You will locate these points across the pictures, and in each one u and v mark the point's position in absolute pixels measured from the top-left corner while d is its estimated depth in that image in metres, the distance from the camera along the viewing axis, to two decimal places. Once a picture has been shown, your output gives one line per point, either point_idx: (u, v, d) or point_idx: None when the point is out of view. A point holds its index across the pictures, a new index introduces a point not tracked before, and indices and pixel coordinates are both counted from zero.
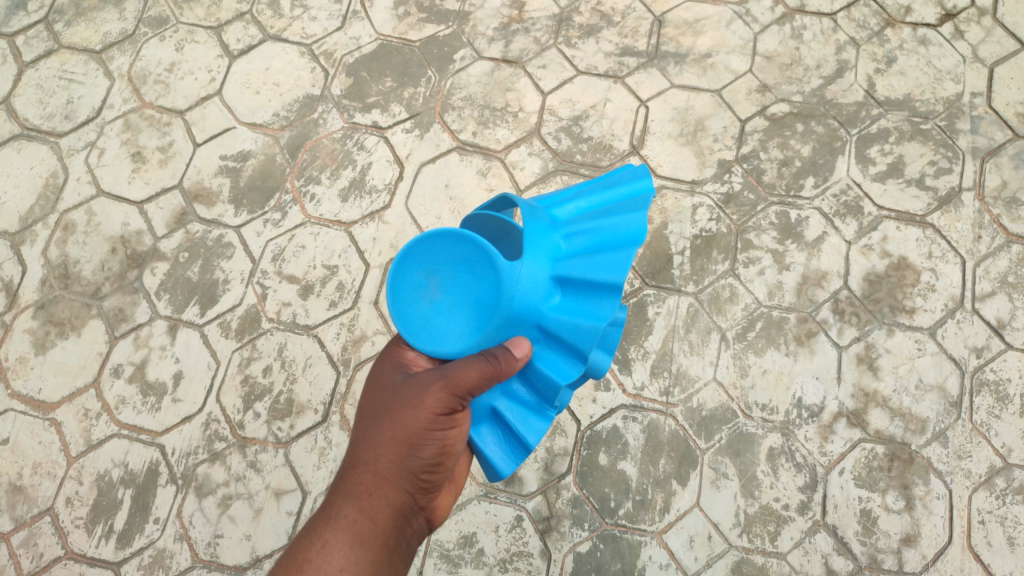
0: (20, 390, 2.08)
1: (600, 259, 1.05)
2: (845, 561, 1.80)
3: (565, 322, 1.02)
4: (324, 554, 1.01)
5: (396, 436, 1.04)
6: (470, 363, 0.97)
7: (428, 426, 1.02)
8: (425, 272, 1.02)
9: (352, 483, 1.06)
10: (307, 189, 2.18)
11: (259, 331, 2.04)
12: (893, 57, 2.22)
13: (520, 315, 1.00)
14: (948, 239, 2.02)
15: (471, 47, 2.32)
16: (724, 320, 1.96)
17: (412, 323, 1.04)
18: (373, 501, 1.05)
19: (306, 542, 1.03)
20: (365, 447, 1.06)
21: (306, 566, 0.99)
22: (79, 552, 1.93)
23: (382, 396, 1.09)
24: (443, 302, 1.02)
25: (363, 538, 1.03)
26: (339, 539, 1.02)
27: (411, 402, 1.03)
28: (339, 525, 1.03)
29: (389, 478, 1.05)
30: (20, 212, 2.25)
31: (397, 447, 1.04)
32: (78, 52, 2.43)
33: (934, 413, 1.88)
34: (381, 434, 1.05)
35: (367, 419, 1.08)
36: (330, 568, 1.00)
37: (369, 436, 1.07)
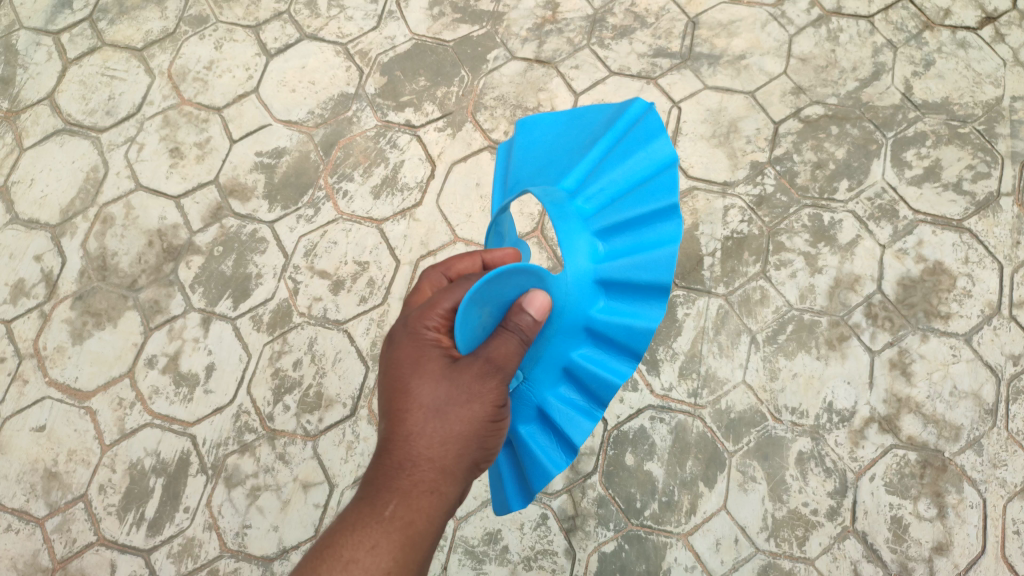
0: (58, 378, 2.12)
1: (642, 256, 0.86)
2: (875, 568, 1.77)
3: (614, 327, 0.89)
4: (374, 554, 0.91)
5: (465, 432, 0.91)
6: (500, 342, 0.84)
7: (495, 418, 0.91)
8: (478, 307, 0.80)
9: (405, 478, 0.93)
10: (340, 186, 2.21)
11: (291, 325, 2.07)
12: (931, 60, 2.19)
13: (567, 325, 0.91)
14: (986, 244, 1.98)
15: (505, 47, 2.33)
16: (754, 323, 1.95)
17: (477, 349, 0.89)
18: (430, 501, 0.93)
19: (352, 536, 0.92)
20: (420, 440, 0.92)
21: (351, 565, 0.91)
22: (110, 539, 1.96)
23: (437, 382, 0.93)
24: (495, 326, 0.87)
25: (417, 539, 0.93)
26: (390, 541, 0.92)
27: (476, 394, 0.90)
28: (390, 525, 0.92)
29: (450, 474, 0.93)
30: (61, 205, 2.30)
31: (464, 441, 0.92)
32: (120, 50, 2.49)
33: (969, 421, 1.85)
34: (442, 429, 0.92)
35: (421, 410, 0.93)
36: (378, 569, 0.91)
37: (428, 429, 0.92)
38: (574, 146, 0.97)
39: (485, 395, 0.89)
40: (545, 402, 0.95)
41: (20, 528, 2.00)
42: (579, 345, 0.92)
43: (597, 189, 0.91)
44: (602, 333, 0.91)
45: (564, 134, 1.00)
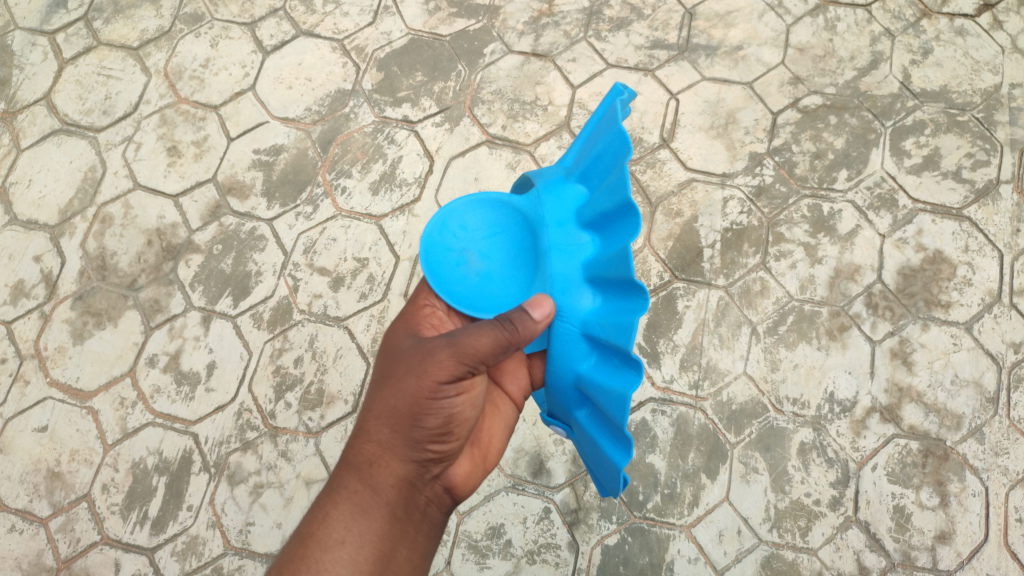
0: (59, 379, 2.12)
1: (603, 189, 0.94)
2: (878, 557, 1.77)
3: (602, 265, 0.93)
4: (328, 526, 1.05)
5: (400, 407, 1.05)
6: (486, 332, 0.97)
7: (430, 395, 1.02)
8: (459, 251, 1.15)
9: (357, 455, 1.08)
10: (339, 182, 2.21)
11: (291, 322, 2.07)
12: (929, 48, 2.18)
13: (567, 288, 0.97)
14: (985, 233, 1.98)
15: (501, 41, 2.32)
16: (754, 314, 1.95)
17: (467, 296, 1.12)
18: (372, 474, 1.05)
19: (320, 510, 1.08)
20: (371, 416, 1.08)
21: (312, 537, 1.05)
22: (114, 538, 1.97)
23: (391, 364, 1.10)
24: (487, 270, 1.13)
25: (367, 510, 1.05)
26: (341, 511, 1.06)
27: (412, 371, 1.04)
28: (342, 496, 1.07)
29: (391, 448, 1.06)
30: (59, 205, 2.30)
31: (402, 417, 1.05)
32: (116, 49, 2.48)
33: (970, 409, 1.85)
34: (382, 406, 1.06)
35: (373, 390, 1.10)
36: (331, 541, 1.04)
37: (373, 407, 1.08)
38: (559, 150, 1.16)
39: (421, 371, 1.03)
40: (580, 376, 1.00)
41: (24, 529, 2.01)
42: (592, 303, 0.97)
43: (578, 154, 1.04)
44: (601, 280, 0.94)
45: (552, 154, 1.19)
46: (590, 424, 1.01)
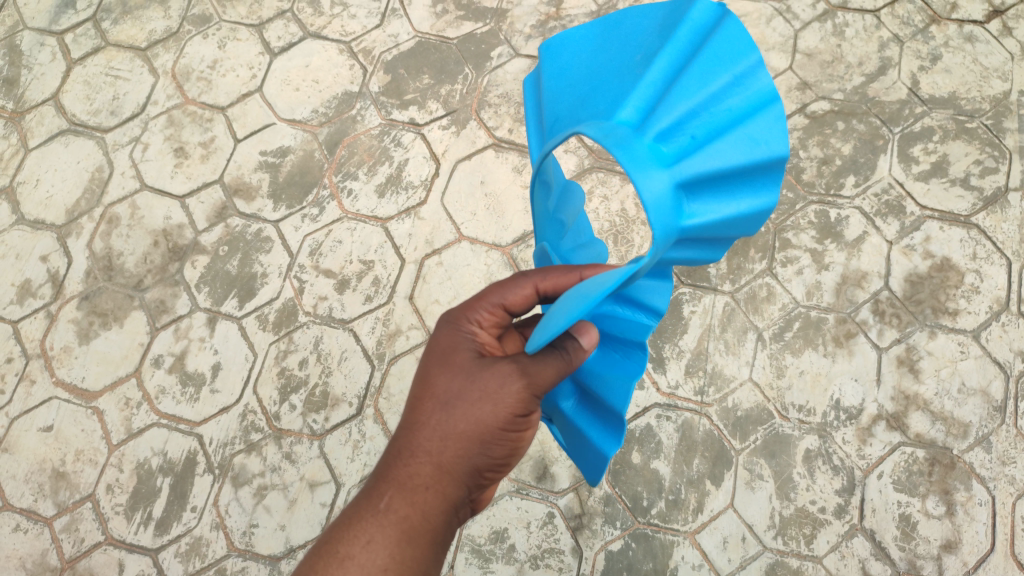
0: (65, 378, 2.13)
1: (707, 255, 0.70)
2: (883, 566, 1.77)
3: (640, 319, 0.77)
4: (369, 550, 0.89)
5: (467, 431, 0.90)
6: (547, 362, 0.83)
7: (504, 425, 0.89)
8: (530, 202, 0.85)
9: (406, 471, 0.91)
10: (345, 184, 2.21)
11: (296, 324, 2.07)
12: (938, 54, 2.18)
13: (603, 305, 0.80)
14: (993, 240, 1.97)
15: (509, 44, 2.32)
16: (760, 320, 1.94)
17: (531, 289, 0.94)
18: (427, 497, 0.90)
19: (353, 526, 0.90)
20: (425, 433, 0.91)
21: (347, 562, 0.88)
22: (118, 538, 1.97)
23: (452, 376, 0.94)
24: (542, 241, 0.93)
25: (414, 536, 0.90)
26: (386, 535, 0.89)
27: (489, 394, 0.90)
28: (386, 519, 0.90)
29: (452, 472, 0.91)
30: (66, 205, 2.30)
31: (469, 442, 0.90)
32: (124, 50, 2.49)
33: (977, 418, 1.84)
34: (448, 423, 0.90)
35: (431, 400, 0.93)
36: (371, 565, 0.88)
37: (434, 419, 0.91)
38: (621, 65, 0.73)
39: (498, 396, 0.89)
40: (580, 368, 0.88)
41: (28, 528, 2.01)
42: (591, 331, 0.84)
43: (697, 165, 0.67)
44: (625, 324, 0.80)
45: (603, 52, 0.75)
46: (577, 416, 0.90)
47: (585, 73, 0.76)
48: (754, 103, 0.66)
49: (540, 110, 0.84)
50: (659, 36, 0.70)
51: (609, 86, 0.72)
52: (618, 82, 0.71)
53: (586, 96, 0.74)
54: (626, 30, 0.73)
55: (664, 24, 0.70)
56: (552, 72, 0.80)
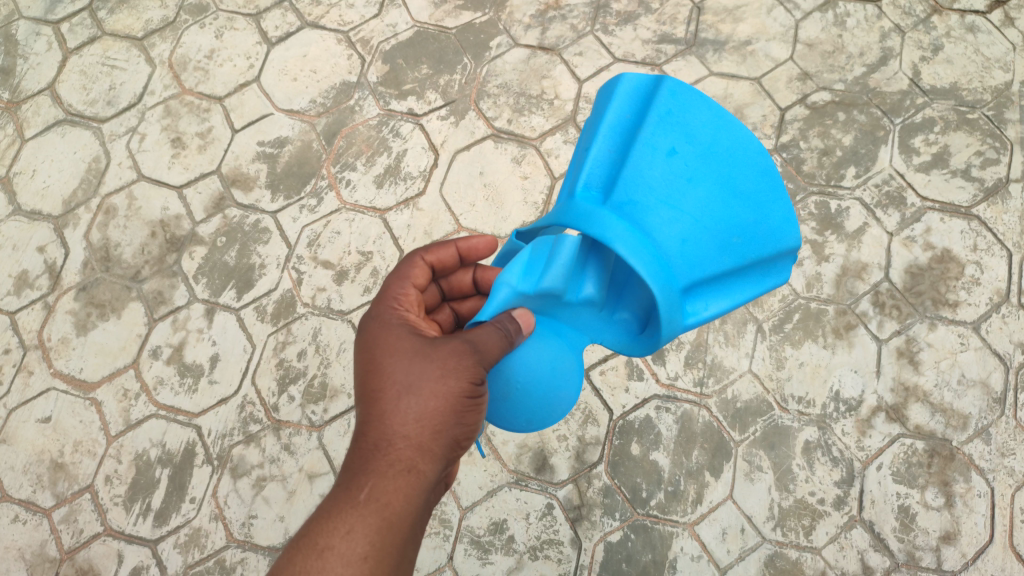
0: (62, 370, 2.12)
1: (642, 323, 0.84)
2: (882, 557, 1.77)
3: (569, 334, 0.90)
4: (349, 540, 0.87)
5: (438, 407, 0.92)
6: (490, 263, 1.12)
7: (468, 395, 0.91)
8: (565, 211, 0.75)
9: (383, 458, 0.91)
10: (343, 175, 2.20)
11: (294, 316, 2.06)
12: (939, 44, 2.17)
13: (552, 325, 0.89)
14: (994, 232, 1.97)
15: (508, 34, 2.31)
16: (760, 311, 1.94)
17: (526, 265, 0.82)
18: (408, 479, 0.91)
19: (330, 518, 0.89)
20: (396, 420, 0.92)
21: (327, 553, 0.87)
22: (117, 529, 1.97)
23: (410, 360, 0.95)
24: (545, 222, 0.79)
25: (395, 522, 0.90)
26: (366, 524, 0.88)
27: (451, 369, 0.90)
28: (366, 508, 0.89)
29: (428, 451, 0.92)
30: (63, 196, 2.29)
31: (440, 418, 0.92)
32: (121, 39, 2.47)
33: (977, 409, 1.84)
34: (418, 404, 0.92)
35: (394, 386, 0.93)
36: (353, 555, 0.87)
37: (403, 405, 0.92)
38: (712, 174, 0.73)
39: (460, 368, 0.90)
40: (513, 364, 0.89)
41: (27, 520, 2.00)
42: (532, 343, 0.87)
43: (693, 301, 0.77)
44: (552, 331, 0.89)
45: (706, 139, 0.73)
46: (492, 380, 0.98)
47: (682, 174, 0.72)
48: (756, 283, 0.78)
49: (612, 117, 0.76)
50: (749, 188, 0.73)
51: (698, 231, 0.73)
52: (703, 226, 0.72)
53: (666, 173, 0.72)
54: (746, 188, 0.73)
55: (771, 227, 0.74)
56: (660, 122, 0.74)
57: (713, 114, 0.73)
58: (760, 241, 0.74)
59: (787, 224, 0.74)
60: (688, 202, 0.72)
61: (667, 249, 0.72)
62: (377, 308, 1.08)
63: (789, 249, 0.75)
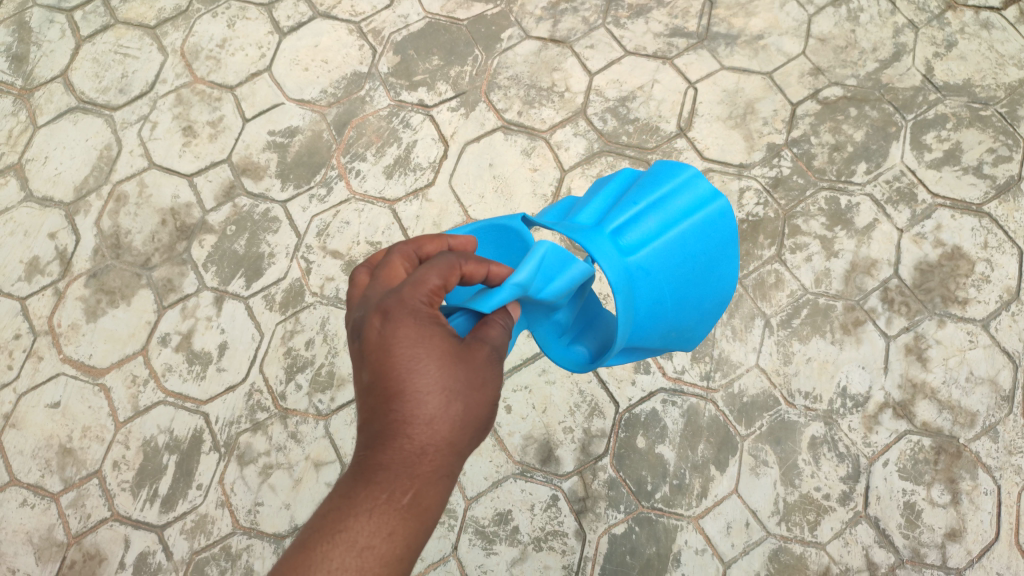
0: (72, 355, 2.13)
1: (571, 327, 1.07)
2: (887, 553, 1.76)
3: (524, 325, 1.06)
4: (391, 541, 0.83)
5: (477, 415, 0.89)
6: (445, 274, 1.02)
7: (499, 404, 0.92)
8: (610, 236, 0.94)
9: (426, 464, 0.85)
10: (353, 165, 2.20)
11: (303, 305, 2.07)
12: (953, 41, 2.15)
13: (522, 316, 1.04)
14: (1005, 229, 1.96)
15: (519, 26, 2.30)
16: (768, 306, 1.93)
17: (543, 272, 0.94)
18: (444, 483, 0.87)
19: (368, 517, 0.84)
20: (442, 426, 0.86)
21: (367, 552, 0.83)
22: (124, 514, 1.98)
23: (454, 364, 0.87)
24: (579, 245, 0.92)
25: (427, 523, 0.88)
26: (407, 527, 0.84)
27: (489, 380, 0.90)
28: (408, 512, 0.85)
29: (460, 454, 0.89)
30: (74, 182, 2.30)
31: (477, 423, 0.90)
32: (134, 27, 2.48)
33: (984, 407, 1.84)
34: (462, 411, 0.87)
35: (444, 392, 0.85)
36: (392, 555, 0.84)
37: (450, 411, 0.86)
38: (702, 283, 1.01)
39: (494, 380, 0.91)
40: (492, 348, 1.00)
41: (35, 504, 2.02)
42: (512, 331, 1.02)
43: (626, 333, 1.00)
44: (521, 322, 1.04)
45: (716, 257, 1.01)
46: None
47: (688, 274, 0.99)
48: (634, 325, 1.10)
49: (669, 199, 0.99)
50: (710, 300, 1.04)
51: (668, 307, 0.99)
52: (670, 310, 0.99)
53: (682, 262, 0.98)
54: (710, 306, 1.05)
55: (695, 328, 1.06)
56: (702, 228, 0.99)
57: (730, 250, 1.02)
58: (685, 337, 1.07)
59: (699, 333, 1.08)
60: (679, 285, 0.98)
61: (652, 310, 0.97)
62: (404, 288, 0.88)
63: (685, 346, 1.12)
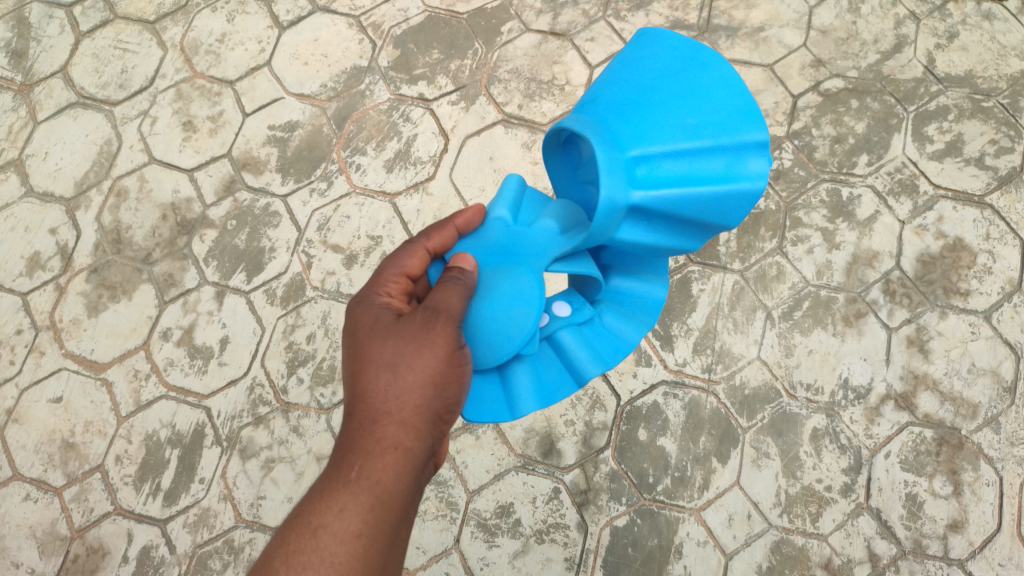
0: (74, 350, 2.14)
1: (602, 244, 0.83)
2: (889, 545, 1.76)
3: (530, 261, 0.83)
4: (343, 518, 0.81)
5: (422, 380, 0.84)
6: None
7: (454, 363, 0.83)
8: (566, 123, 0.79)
9: (371, 437, 0.85)
10: (353, 159, 2.20)
11: (304, 299, 2.07)
12: (955, 32, 2.14)
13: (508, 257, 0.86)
14: (1007, 220, 1.96)
15: (519, 19, 2.30)
16: (770, 298, 1.93)
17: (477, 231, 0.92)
18: (399, 458, 0.84)
19: (319, 498, 0.83)
20: (382, 397, 0.85)
21: (320, 532, 0.81)
22: (127, 508, 1.98)
23: (388, 337, 0.88)
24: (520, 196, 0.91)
25: (388, 500, 0.84)
26: (359, 503, 0.82)
27: (426, 340, 0.84)
28: (359, 487, 0.83)
29: (412, 427, 0.86)
30: (75, 178, 2.30)
31: (423, 390, 0.84)
32: (133, 22, 2.48)
33: (986, 398, 1.84)
34: (402, 380, 0.85)
35: (377, 365, 0.87)
36: (348, 533, 0.81)
37: (387, 382, 0.85)
38: (681, 97, 0.74)
39: (434, 339, 0.83)
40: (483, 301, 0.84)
41: (38, 498, 2.02)
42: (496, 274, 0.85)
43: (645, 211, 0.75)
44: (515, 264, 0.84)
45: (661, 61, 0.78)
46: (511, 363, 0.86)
47: (645, 81, 0.77)
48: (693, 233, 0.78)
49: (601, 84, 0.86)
50: (708, 103, 0.74)
51: (648, 113, 0.73)
52: (657, 108, 0.74)
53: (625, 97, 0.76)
54: (704, 85, 0.74)
55: (732, 113, 0.73)
56: (629, 55, 0.82)
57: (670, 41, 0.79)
58: (720, 130, 0.73)
59: (749, 116, 0.73)
60: (648, 95, 0.75)
61: (615, 127, 0.73)
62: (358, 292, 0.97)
63: (757, 142, 0.72)
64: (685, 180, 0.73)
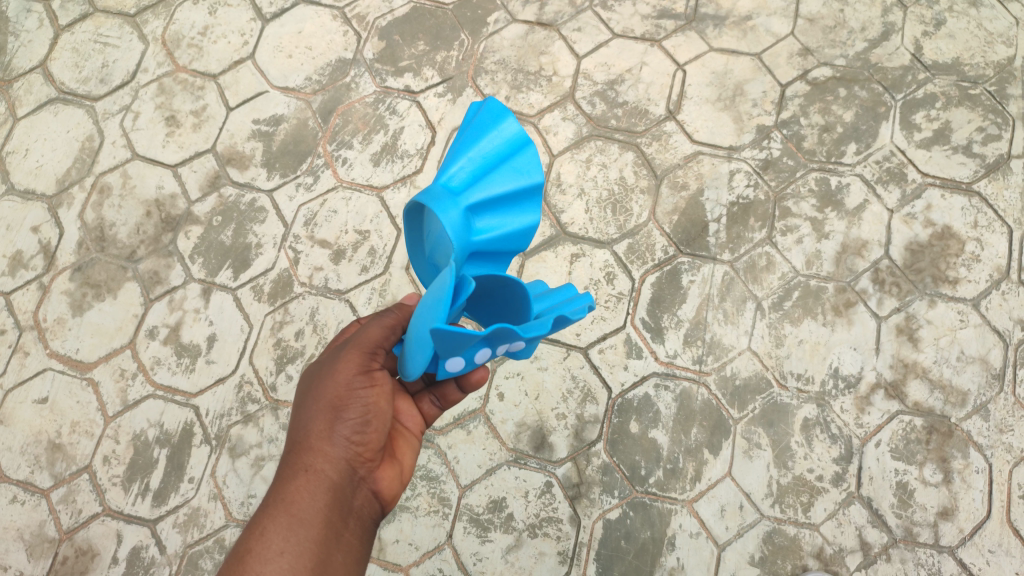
0: (59, 350, 2.11)
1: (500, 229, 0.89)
2: (880, 533, 1.77)
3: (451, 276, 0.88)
4: (264, 540, 0.91)
5: (324, 408, 1.03)
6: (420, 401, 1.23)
7: (348, 384, 1.04)
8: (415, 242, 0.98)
9: (289, 467, 1.00)
10: (339, 153, 2.18)
11: (292, 295, 2.05)
12: (942, 19, 2.14)
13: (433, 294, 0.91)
14: (995, 208, 1.96)
15: (505, 10, 2.28)
16: (760, 289, 1.93)
17: None
18: (310, 477, 0.98)
19: (248, 533, 0.94)
20: (299, 433, 1.03)
21: (245, 556, 0.91)
22: (116, 509, 1.97)
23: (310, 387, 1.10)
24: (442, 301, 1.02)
25: (305, 518, 0.94)
26: (277, 523, 0.93)
27: (328, 374, 1.06)
28: (277, 510, 0.94)
29: (323, 452, 1.00)
30: (57, 174, 2.27)
31: (326, 416, 1.02)
32: (113, 16, 2.44)
33: (975, 386, 1.85)
34: (312, 414, 1.04)
35: (298, 410, 1.07)
36: (270, 552, 0.90)
37: (301, 420, 1.04)
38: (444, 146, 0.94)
39: (333, 371, 1.06)
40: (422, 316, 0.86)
41: (25, 500, 2.00)
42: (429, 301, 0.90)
43: (459, 175, 0.85)
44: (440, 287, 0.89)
45: None
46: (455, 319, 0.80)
47: None
48: (510, 144, 0.87)
49: None
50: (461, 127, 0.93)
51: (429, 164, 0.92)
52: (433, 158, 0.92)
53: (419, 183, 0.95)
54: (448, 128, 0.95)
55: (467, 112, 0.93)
56: None
57: None
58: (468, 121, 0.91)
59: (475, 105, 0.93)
60: None
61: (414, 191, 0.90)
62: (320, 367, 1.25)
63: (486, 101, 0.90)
64: (459, 148, 0.86)
